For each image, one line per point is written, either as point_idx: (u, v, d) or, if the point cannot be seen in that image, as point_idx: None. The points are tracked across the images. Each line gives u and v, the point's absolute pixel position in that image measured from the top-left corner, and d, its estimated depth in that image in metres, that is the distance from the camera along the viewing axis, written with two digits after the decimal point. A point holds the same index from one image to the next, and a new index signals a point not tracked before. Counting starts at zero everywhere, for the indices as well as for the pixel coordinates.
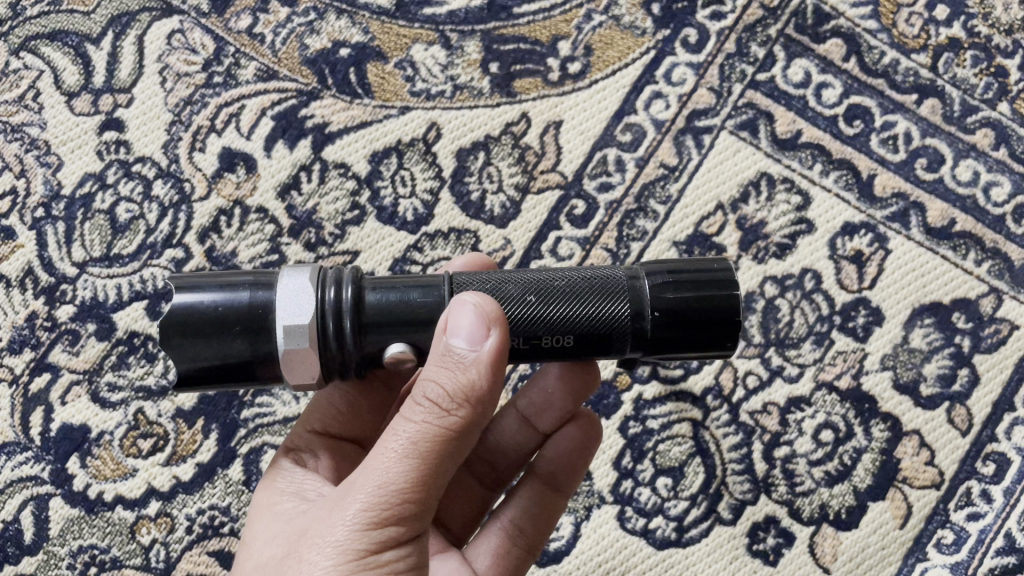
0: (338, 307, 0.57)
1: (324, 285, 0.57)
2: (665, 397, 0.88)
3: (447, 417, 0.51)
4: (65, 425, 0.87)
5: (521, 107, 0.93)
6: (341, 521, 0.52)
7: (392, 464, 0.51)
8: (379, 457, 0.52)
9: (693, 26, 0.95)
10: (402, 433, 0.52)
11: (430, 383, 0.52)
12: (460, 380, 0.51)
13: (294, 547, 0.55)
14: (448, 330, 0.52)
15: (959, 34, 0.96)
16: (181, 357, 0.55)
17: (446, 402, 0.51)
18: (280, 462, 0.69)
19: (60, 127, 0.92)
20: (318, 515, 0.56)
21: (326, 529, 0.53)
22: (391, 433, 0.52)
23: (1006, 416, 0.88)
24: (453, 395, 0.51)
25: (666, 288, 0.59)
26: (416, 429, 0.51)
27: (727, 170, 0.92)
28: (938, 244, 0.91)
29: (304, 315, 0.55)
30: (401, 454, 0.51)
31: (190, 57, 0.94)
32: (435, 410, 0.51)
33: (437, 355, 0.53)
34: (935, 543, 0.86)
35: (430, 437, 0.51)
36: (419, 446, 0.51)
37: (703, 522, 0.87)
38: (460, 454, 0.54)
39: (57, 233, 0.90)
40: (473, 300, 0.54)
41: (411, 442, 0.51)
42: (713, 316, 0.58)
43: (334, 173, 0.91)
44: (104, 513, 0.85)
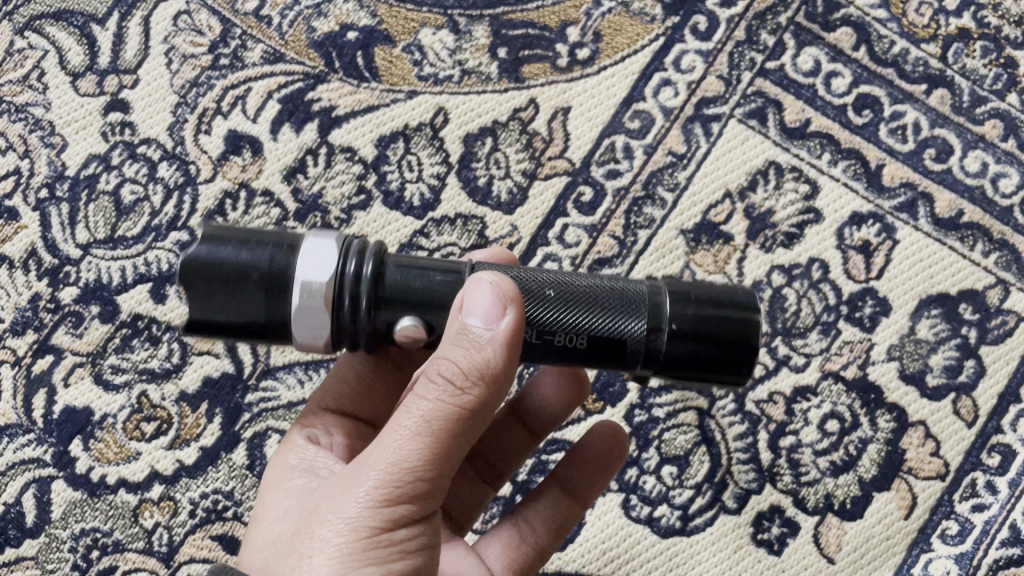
0: (357, 277, 0.56)
1: (346, 256, 0.56)
2: (670, 386, 0.88)
3: (463, 396, 0.51)
4: (68, 407, 0.86)
5: (529, 93, 0.93)
6: (354, 497, 0.52)
7: (406, 441, 0.51)
8: (392, 434, 0.51)
9: (703, 13, 0.94)
10: (416, 411, 0.51)
11: (445, 361, 0.51)
12: (475, 358, 0.51)
13: (305, 524, 0.55)
14: (464, 309, 0.52)
15: (969, 24, 0.95)
16: (197, 300, 0.55)
17: (460, 379, 0.51)
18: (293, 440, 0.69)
19: (65, 108, 0.92)
20: (329, 492, 0.55)
21: (339, 505, 0.53)
22: (404, 411, 0.52)
23: (1011, 408, 0.88)
24: (469, 373, 0.51)
25: (687, 307, 0.58)
26: (430, 406, 0.51)
27: (735, 159, 0.92)
28: (946, 235, 0.91)
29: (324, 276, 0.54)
30: (416, 431, 0.51)
31: (196, 38, 0.94)
32: (449, 387, 0.51)
33: (453, 334, 0.52)
34: (940, 534, 0.86)
35: (445, 415, 0.51)
36: (433, 424, 0.51)
37: (707, 511, 0.86)
38: (474, 432, 0.53)
39: (61, 214, 0.90)
40: (489, 278, 0.53)
41: (425, 420, 0.51)
42: (730, 339, 0.57)
43: (340, 156, 0.91)
44: (107, 496, 0.85)
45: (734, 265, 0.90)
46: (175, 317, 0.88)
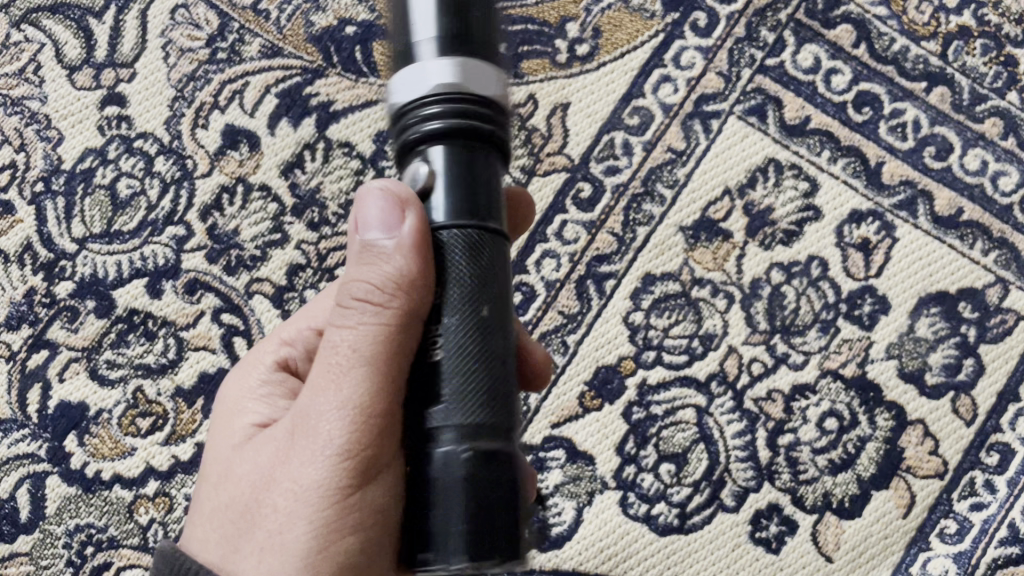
0: (411, 122, 0.46)
1: (428, 101, 0.45)
2: (668, 383, 0.87)
3: (383, 315, 0.46)
4: (63, 402, 0.86)
5: (528, 88, 0.93)
6: (302, 448, 0.49)
7: (349, 374, 0.47)
8: (327, 370, 0.48)
9: (703, 9, 0.94)
10: (349, 338, 0.48)
11: (360, 284, 0.48)
12: (389, 270, 0.46)
13: (252, 477, 0.52)
14: (363, 223, 0.47)
15: (969, 22, 0.95)
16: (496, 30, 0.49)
17: (381, 293, 0.46)
18: (253, 362, 0.65)
19: (61, 101, 0.91)
20: (274, 437, 0.52)
21: (287, 456, 0.50)
22: (338, 341, 0.48)
23: (1011, 406, 0.88)
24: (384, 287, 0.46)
25: (498, 468, 0.41)
26: (360, 332, 0.47)
27: (734, 156, 0.91)
28: (946, 233, 0.91)
29: (427, 83, 0.45)
30: (350, 365, 0.47)
31: (193, 32, 0.93)
32: (371, 305, 0.47)
33: (364, 246, 0.48)
34: (939, 532, 0.86)
35: (374, 336, 0.46)
36: (365, 348, 0.47)
37: (705, 509, 0.86)
38: None
39: (56, 208, 0.89)
40: (383, 182, 0.47)
41: (358, 345, 0.47)
42: (469, 516, 0.40)
43: (338, 151, 0.90)
44: (101, 492, 0.84)
45: (732, 262, 0.89)
46: (172, 312, 0.87)
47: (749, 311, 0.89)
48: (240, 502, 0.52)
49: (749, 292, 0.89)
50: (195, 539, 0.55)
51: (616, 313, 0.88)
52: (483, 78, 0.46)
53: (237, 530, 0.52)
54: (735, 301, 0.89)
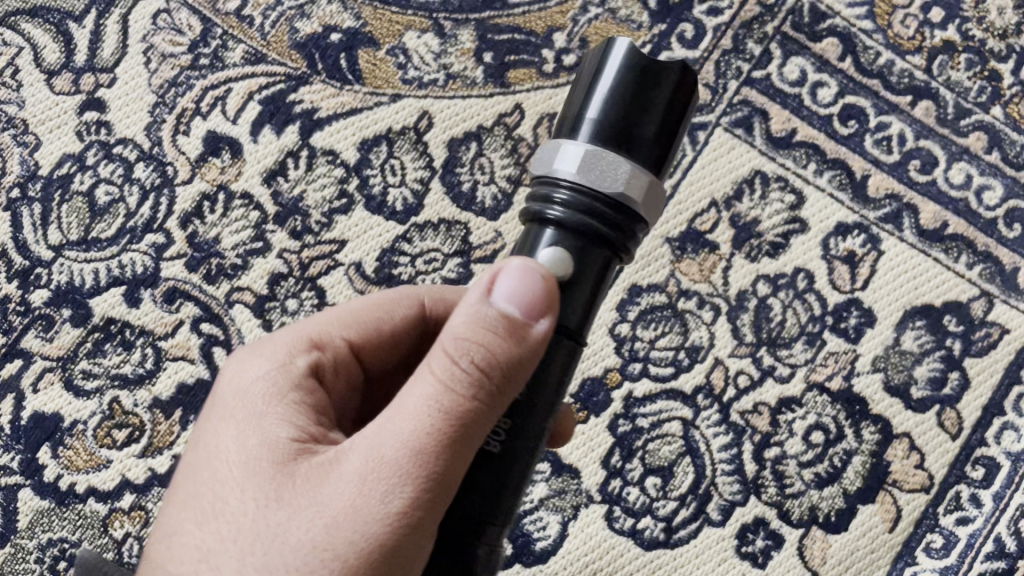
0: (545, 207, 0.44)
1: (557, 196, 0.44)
2: (655, 396, 0.86)
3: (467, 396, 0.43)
4: (37, 413, 0.84)
5: (515, 98, 0.92)
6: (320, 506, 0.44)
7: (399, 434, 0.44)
8: (384, 434, 0.44)
9: (689, 21, 0.93)
10: (416, 399, 0.44)
11: (443, 356, 0.44)
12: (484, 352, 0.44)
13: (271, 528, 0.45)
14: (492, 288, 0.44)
15: (954, 37, 0.95)
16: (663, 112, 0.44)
17: (466, 370, 0.44)
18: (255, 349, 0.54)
19: (39, 106, 0.90)
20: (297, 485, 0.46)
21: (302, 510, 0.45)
22: (406, 396, 0.45)
23: (996, 420, 0.87)
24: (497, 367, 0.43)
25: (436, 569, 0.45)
26: (448, 401, 0.44)
27: (721, 167, 0.91)
28: (931, 246, 0.91)
29: (566, 169, 0.44)
30: (418, 436, 0.44)
31: (175, 38, 0.92)
32: (451, 371, 0.44)
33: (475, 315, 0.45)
34: (924, 547, 0.85)
35: (438, 415, 0.43)
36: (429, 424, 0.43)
37: (691, 523, 0.85)
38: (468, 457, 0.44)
39: (33, 215, 0.88)
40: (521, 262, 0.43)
41: (421, 414, 0.44)
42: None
43: (322, 160, 0.89)
44: (75, 506, 0.82)
45: (718, 274, 0.89)
46: (150, 321, 0.86)
47: (735, 323, 0.88)
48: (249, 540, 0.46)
49: (735, 304, 0.89)
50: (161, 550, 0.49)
51: (602, 324, 0.87)
52: (615, 175, 0.43)
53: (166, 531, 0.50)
54: (721, 313, 0.88)
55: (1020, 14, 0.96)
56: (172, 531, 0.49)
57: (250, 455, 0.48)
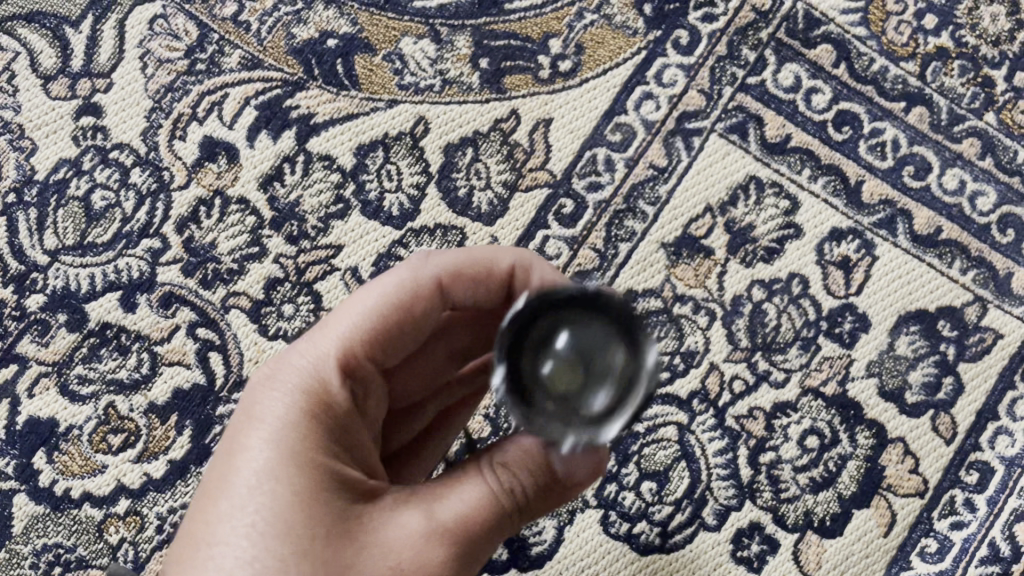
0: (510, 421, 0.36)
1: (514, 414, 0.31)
2: (651, 400, 0.87)
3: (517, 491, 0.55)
4: (32, 418, 0.84)
5: (511, 104, 0.92)
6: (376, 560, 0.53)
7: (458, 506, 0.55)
8: (439, 504, 0.55)
9: (685, 28, 0.94)
10: (467, 498, 0.55)
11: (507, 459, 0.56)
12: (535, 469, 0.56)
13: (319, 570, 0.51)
14: None
15: (947, 44, 0.96)
16: None
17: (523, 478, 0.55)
18: (279, 380, 0.56)
19: (36, 111, 0.90)
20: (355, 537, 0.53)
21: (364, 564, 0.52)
22: (459, 496, 0.55)
23: (990, 425, 0.88)
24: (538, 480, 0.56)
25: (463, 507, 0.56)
26: (498, 492, 0.55)
27: (716, 173, 0.91)
28: (925, 252, 0.91)
29: None
30: (473, 520, 0.54)
31: (172, 43, 0.92)
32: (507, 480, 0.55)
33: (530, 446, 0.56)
34: (919, 552, 0.86)
35: (485, 508, 0.55)
36: (473, 518, 0.54)
37: (687, 528, 0.85)
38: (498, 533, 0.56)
39: (28, 220, 0.88)
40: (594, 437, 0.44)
41: (471, 509, 0.54)
42: None
43: (318, 165, 0.90)
44: (71, 511, 0.82)
45: (714, 279, 0.89)
46: (145, 326, 0.85)
47: (730, 328, 0.88)
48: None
49: (731, 309, 0.89)
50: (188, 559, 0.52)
51: None
52: None
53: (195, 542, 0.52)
54: (716, 318, 0.89)
55: (1013, 21, 0.97)
56: (205, 544, 0.52)
57: (298, 505, 0.52)
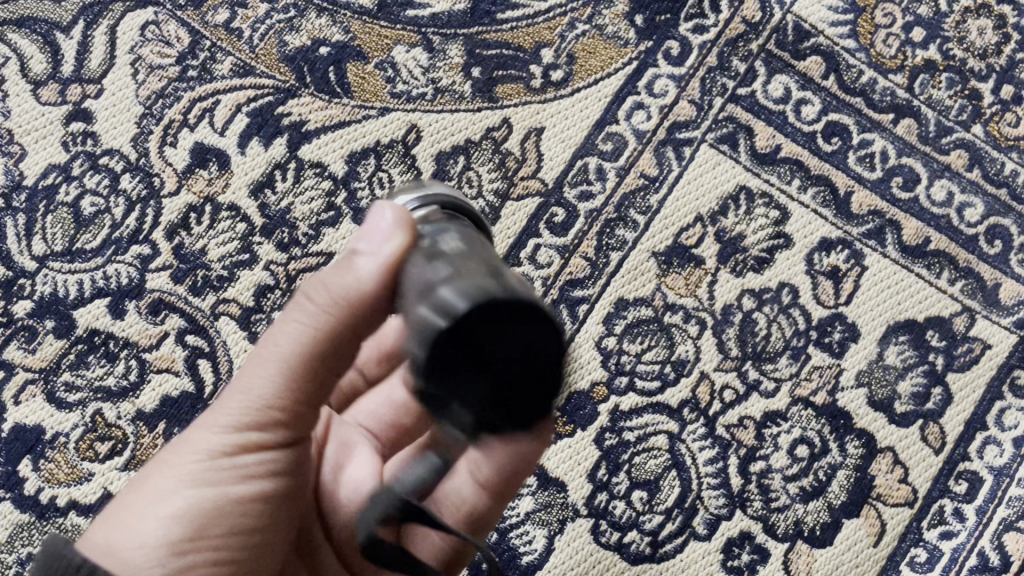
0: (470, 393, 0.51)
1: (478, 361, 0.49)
2: (641, 410, 0.87)
3: (322, 319, 0.54)
4: (18, 425, 0.83)
5: (502, 112, 0.93)
6: (190, 452, 0.57)
7: (294, 335, 0.55)
8: (239, 384, 0.56)
9: (676, 39, 0.95)
10: (290, 333, 0.55)
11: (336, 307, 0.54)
12: (347, 284, 0.53)
13: (157, 458, 0.57)
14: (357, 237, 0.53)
15: (935, 56, 0.97)
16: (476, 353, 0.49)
17: (331, 304, 0.54)
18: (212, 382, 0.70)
19: (25, 117, 0.90)
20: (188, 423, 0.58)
21: (183, 452, 0.57)
22: (281, 333, 0.55)
23: (979, 434, 0.88)
24: (345, 300, 0.54)
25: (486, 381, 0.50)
26: (305, 329, 0.55)
27: (707, 183, 0.92)
28: (913, 262, 0.92)
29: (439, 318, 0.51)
30: (277, 363, 0.55)
31: (163, 49, 0.92)
32: (318, 312, 0.54)
33: (344, 261, 0.54)
34: (909, 561, 0.86)
35: (311, 338, 0.54)
36: (303, 348, 0.55)
37: (678, 537, 0.85)
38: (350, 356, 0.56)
39: (17, 226, 0.87)
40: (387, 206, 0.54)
41: (297, 342, 0.55)
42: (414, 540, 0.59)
43: (309, 172, 0.89)
44: (56, 520, 0.81)
45: (704, 288, 0.90)
46: (134, 332, 0.85)
47: (721, 338, 0.89)
48: (143, 467, 0.58)
49: (721, 318, 0.89)
50: (115, 523, 0.57)
51: (589, 338, 0.88)
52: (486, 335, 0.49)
53: (121, 506, 0.57)
54: (707, 327, 0.89)
55: (1000, 35, 0.98)
56: (123, 507, 0.57)
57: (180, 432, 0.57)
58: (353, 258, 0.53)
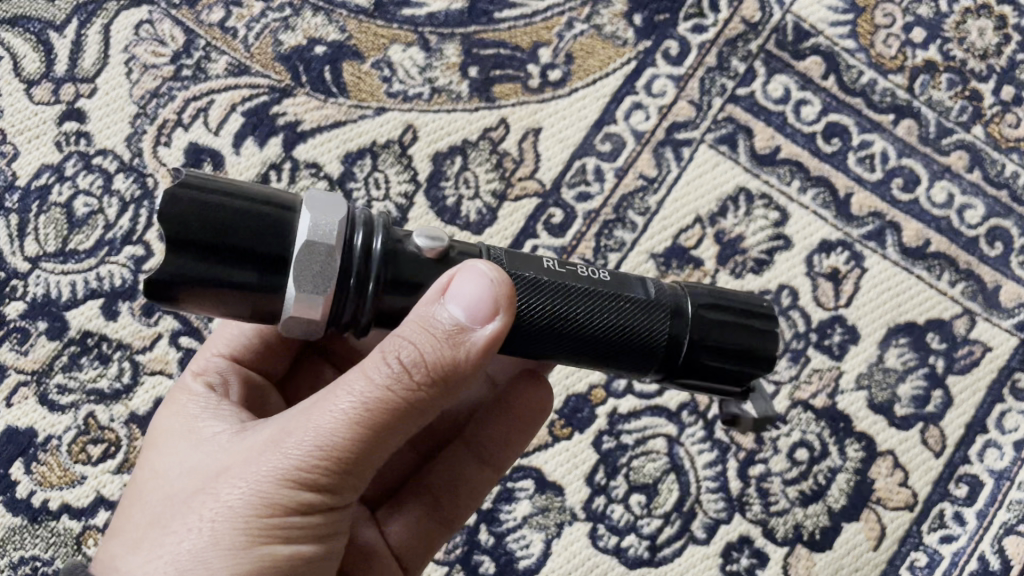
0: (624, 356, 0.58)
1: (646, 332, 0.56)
2: (640, 413, 0.86)
3: (399, 386, 0.48)
4: (10, 427, 0.82)
5: (500, 113, 0.92)
6: (224, 508, 0.50)
7: (353, 393, 0.49)
8: (292, 438, 0.49)
9: (675, 38, 0.94)
10: (354, 391, 0.49)
11: (410, 354, 0.49)
12: (439, 352, 0.49)
13: (187, 500, 0.52)
14: (447, 293, 0.49)
15: (935, 57, 0.96)
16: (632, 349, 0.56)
17: (417, 369, 0.48)
18: (185, 406, 0.61)
19: (18, 116, 0.89)
20: (223, 466, 0.52)
21: (216, 506, 0.50)
22: (344, 386, 0.49)
23: (979, 437, 0.87)
24: (428, 367, 0.49)
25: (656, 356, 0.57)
26: (372, 392, 0.48)
27: (706, 184, 0.91)
28: (914, 264, 0.91)
29: None
30: None
31: (158, 49, 0.91)
32: (402, 375, 0.48)
33: (425, 314, 0.49)
34: (909, 565, 0.85)
35: (381, 402, 0.48)
36: (368, 410, 0.48)
37: (676, 541, 0.84)
38: (418, 421, 0.51)
39: (10, 226, 0.86)
40: (486, 268, 0.50)
41: (361, 403, 0.48)
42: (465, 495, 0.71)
43: (304, 172, 0.89)
44: (48, 523, 0.80)
45: None
46: (127, 334, 0.84)
47: None
48: (169, 503, 0.53)
49: None
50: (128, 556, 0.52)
51: None
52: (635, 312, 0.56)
53: (136, 541, 0.52)
54: None
55: (1000, 36, 0.98)
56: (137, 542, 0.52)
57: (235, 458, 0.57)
58: (432, 312, 0.49)
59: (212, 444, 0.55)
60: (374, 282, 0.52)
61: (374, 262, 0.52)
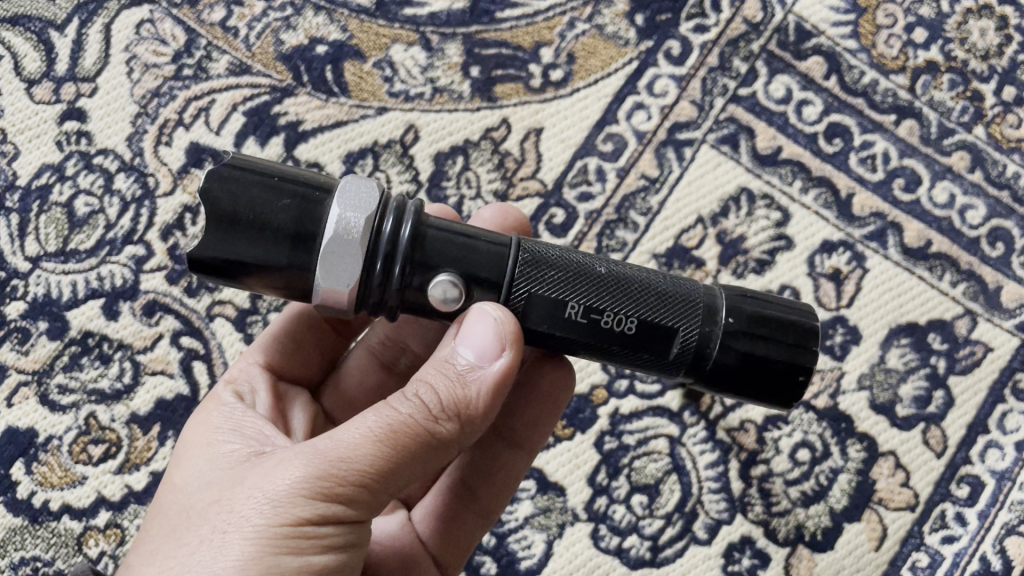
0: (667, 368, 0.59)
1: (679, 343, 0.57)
2: (641, 413, 0.86)
3: (420, 417, 0.51)
4: (11, 428, 0.82)
5: (501, 112, 0.92)
6: (237, 517, 0.50)
7: (377, 419, 0.51)
8: (314, 452, 0.51)
9: (676, 38, 0.94)
10: (379, 417, 0.51)
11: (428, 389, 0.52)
12: (457, 391, 0.52)
13: (203, 510, 0.53)
14: (461, 336, 0.53)
15: (937, 58, 0.96)
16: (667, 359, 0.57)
17: (438, 407, 0.51)
18: (210, 419, 0.62)
19: (19, 115, 0.89)
20: (240, 478, 0.53)
21: (231, 515, 0.51)
22: (369, 413, 0.52)
23: (980, 438, 0.87)
24: (447, 405, 0.52)
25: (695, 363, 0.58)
26: (395, 418, 0.51)
27: (708, 184, 0.91)
28: (915, 264, 0.91)
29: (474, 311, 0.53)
30: None
31: (159, 48, 0.91)
32: (424, 409, 0.51)
33: (442, 358, 0.53)
34: (911, 566, 0.85)
35: (404, 430, 0.51)
36: (391, 434, 0.51)
37: (678, 542, 0.84)
38: (435, 459, 0.53)
39: (10, 226, 0.86)
40: (498, 311, 0.53)
41: (385, 427, 0.51)
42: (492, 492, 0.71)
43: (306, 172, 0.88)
44: (49, 523, 0.80)
45: None
46: (128, 334, 0.84)
47: None
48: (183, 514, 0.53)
49: None
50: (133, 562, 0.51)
51: None
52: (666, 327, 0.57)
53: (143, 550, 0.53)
54: None
55: (1001, 37, 0.97)
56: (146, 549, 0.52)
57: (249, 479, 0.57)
58: (452, 356, 0.53)
59: (228, 459, 0.56)
60: (398, 263, 0.54)
61: (401, 244, 0.54)
